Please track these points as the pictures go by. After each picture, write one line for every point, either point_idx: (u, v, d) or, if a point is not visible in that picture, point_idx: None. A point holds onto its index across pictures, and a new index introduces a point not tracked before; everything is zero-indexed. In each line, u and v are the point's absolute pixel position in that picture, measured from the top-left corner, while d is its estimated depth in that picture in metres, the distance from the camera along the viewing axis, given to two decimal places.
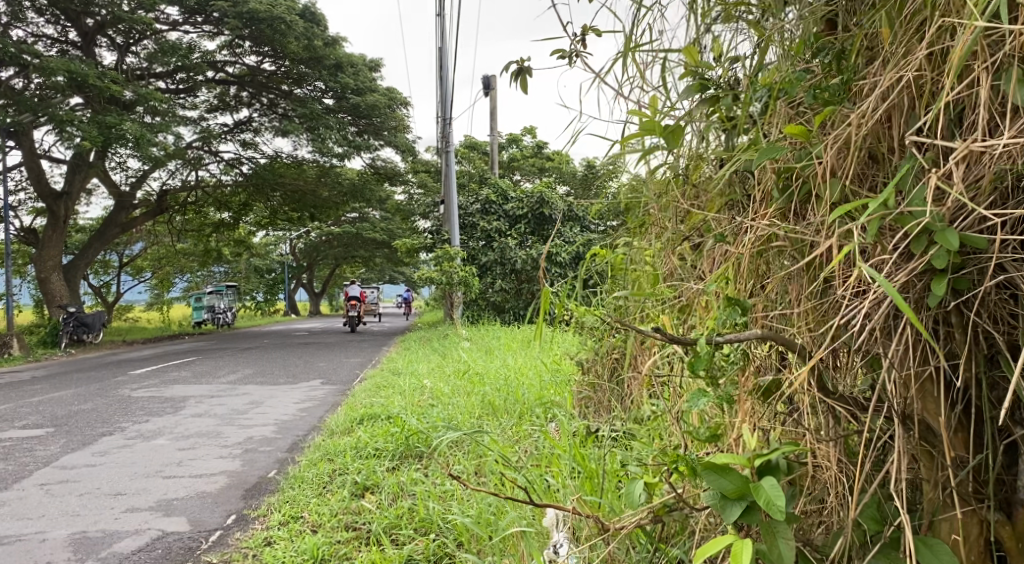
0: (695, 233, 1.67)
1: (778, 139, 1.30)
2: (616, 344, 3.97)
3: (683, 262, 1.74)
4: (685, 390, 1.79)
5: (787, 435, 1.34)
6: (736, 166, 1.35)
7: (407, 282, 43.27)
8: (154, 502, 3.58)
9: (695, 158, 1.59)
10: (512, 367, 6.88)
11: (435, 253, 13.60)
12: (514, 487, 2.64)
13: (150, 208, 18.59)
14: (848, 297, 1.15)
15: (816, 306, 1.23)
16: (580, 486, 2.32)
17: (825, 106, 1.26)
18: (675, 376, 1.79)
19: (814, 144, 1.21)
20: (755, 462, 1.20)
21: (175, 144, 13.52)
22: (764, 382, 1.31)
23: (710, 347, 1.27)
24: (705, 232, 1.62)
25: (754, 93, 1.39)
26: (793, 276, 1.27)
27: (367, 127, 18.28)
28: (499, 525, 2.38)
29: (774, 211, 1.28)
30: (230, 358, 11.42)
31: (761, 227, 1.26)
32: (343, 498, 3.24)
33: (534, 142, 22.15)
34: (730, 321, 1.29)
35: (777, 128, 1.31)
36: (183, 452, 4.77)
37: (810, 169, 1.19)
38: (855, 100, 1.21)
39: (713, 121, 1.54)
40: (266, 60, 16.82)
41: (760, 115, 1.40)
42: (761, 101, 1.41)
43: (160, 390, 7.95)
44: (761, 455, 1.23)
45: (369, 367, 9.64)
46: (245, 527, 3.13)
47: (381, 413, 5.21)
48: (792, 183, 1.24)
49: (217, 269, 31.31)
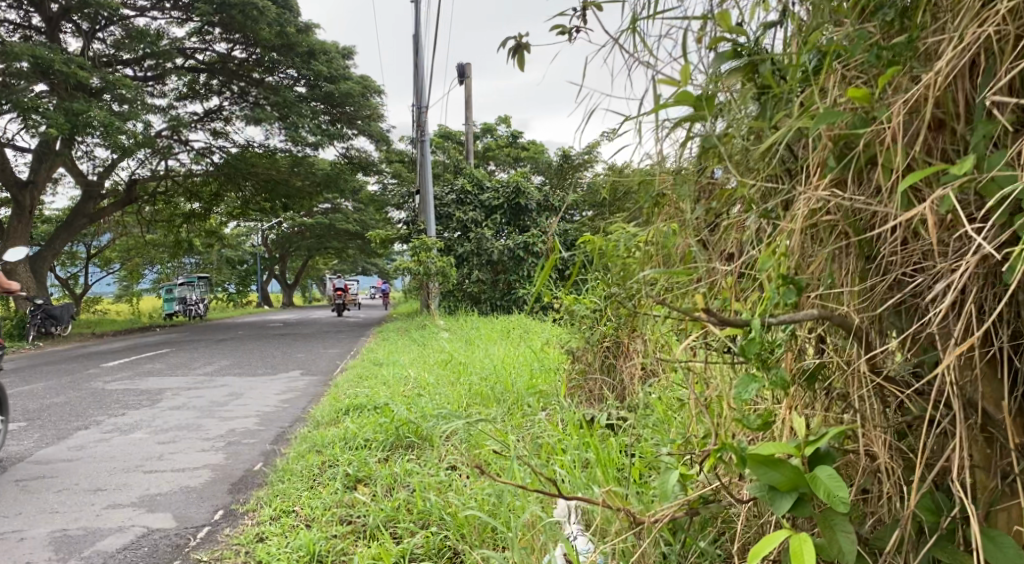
0: (727, 207, 1.62)
1: (835, 104, 1.22)
2: (607, 332, 3.98)
3: (709, 241, 1.66)
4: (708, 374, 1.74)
5: (832, 424, 1.27)
6: (786, 132, 1.26)
7: (381, 273, 43.00)
8: (137, 497, 3.45)
9: (726, 128, 1.49)
10: (496, 357, 6.81)
11: (411, 243, 13.45)
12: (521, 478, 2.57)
13: (119, 198, 18.16)
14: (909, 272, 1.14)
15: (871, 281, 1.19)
16: (593, 475, 2.27)
17: (889, 67, 1.18)
18: (698, 364, 1.73)
19: (875, 109, 1.16)
20: (806, 450, 1.14)
21: (145, 132, 13.20)
22: (810, 367, 1.25)
23: (760, 333, 1.19)
24: (738, 210, 1.56)
25: (808, 53, 1.29)
26: (846, 250, 1.21)
27: (341, 115, 18.02)
28: (510, 517, 2.31)
29: (828, 180, 1.21)
30: (204, 350, 11.20)
31: (817, 195, 1.19)
32: (336, 490, 3.16)
33: (510, 131, 22.02)
34: (782, 304, 1.20)
35: (835, 90, 1.23)
36: (163, 446, 4.62)
37: (872, 134, 1.14)
38: (921, 61, 1.16)
39: (750, 88, 1.46)
40: (237, 47, 16.51)
41: (812, 73, 1.29)
42: (815, 59, 1.29)
43: (134, 382, 7.75)
44: (813, 442, 1.17)
45: (348, 358, 9.49)
46: (234, 523, 3.02)
47: (367, 403, 5.10)
48: (850, 151, 1.18)
49: (187, 261, 30.79)
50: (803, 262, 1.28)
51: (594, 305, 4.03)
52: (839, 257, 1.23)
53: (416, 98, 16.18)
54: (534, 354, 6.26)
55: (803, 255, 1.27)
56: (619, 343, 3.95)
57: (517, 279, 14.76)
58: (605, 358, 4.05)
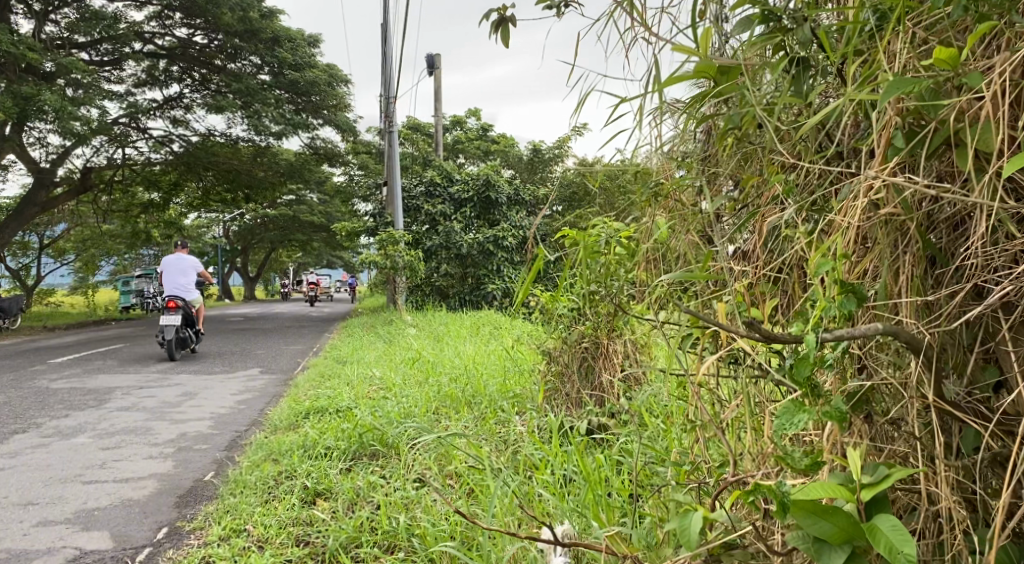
0: (753, 194, 1.52)
1: (904, 69, 1.18)
2: (586, 334, 3.87)
3: (735, 239, 1.58)
4: (731, 399, 1.63)
5: (888, 454, 1.20)
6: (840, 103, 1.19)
7: (346, 266, 42.33)
8: (71, 513, 3.15)
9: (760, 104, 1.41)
10: (466, 356, 6.58)
11: (378, 236, 13.11)
12: (506, 517, 2.42)
13: (72, 187, 17.47)
14: (996, 276, 1.10)
15: (932, 282, 1.17)
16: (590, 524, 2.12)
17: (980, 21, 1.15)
18: (719, 387, 1.62)
19: (953, 81, 1.13)
20: (863, 494, 1.06)
21: (101, 119, 12.65)
22: (858, 390, 1.19)
23: (812, 350, 1.12)
24: (768, 202, 1.46)
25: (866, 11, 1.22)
26: (905, 246, 1.19)
27: (305, 105, 17.53)
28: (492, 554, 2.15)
29: (894, 163, 1.17)
30: (160, 345, 10.74)
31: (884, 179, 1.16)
32: (293, 506, 2.91)
33: (478, 124, 21.74)
34: (840, 309, 1.13)
35: (902, 59, 1.18)
36: (107, 452, 4.30)
37: (952, 112, 1.11)
38: (1000, 37, 1.14)
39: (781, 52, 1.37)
40: (198, 33, 16.00)
41: (873, 42, 1.24)
42: (873, 17, 1.23)
43: (83, 380, 7.34)
44: (869, 481, 1.09)
45: (310, 354, 9.17)
46: (178, 543, 2.75)
47: (330, 405, 4.86)
48: (925, 130, 1.14)
49: (145, 252, 29.90)
50: (854, 256, 1.25)
51: (572, 305, 3.91)
52: (893, 253, 1.20)
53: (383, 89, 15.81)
54: (505, 353, 6.07)
55: (862, 246, 1.24)
56: (598, 344, 3.85)
57: (486, 274, 14.55)
58: (583, 361, 3.94)
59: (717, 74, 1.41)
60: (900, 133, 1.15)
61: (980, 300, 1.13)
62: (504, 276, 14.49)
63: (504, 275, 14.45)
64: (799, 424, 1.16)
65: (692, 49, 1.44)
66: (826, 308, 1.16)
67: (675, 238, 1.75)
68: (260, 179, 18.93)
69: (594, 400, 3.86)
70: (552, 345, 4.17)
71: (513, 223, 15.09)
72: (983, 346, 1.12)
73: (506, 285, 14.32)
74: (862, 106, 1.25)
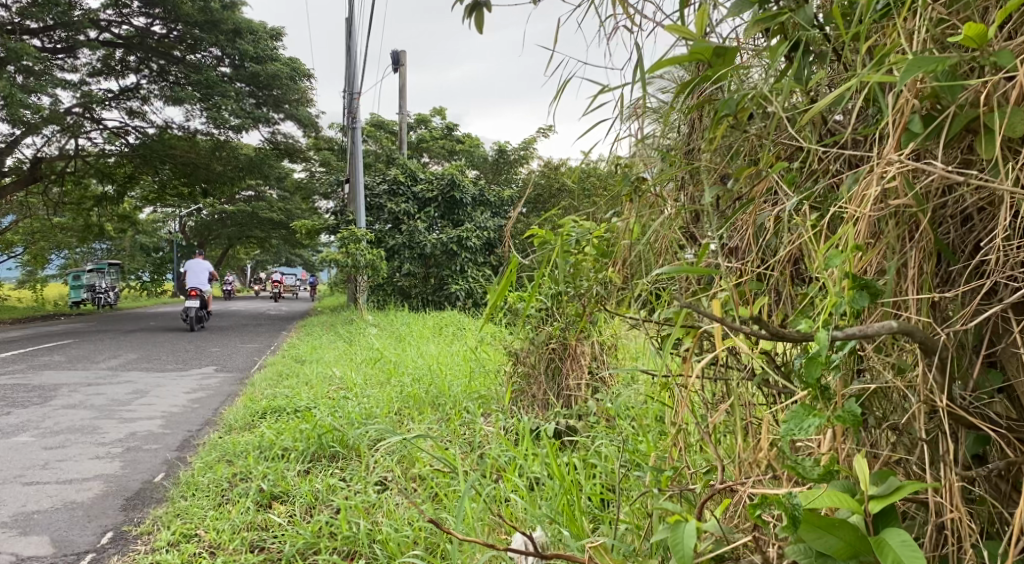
0: (748, 185, 1.48)
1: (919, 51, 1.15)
2: (553, 335, 3.83)
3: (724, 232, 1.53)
4: (715, 400, 1.58)
5: (892, 460, 1.18)
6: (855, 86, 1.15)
7: (306, 264, 41.75)
8: (9, 517, 2.97)
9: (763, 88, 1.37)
10: (430, 356, 6.49)
11: (339, 234, 12.90)
12: (477, 525, 2.34)
13: (20, 177, 16.82)
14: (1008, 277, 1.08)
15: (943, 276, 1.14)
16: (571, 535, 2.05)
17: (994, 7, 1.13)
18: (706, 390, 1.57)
19: (970, 71, 1.10)
20: (872, 506, 1.04)
21: (52, 107, 12.19)
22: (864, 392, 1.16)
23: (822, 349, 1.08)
24: (764, 195, 1.42)
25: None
26: (916, 240, 1.16)
27: (266, 99, 17.17)
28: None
29: (906, 152, 1.15)
30: (111, 342, 10.38)
31: (899, 167, 1.13)
32: (247, 510, 2.79)
33: (443, 123, 21.61)
34: (851, 306, 1.10)
35: (919, 42, 1.14)
36: (51, 452, 4.09)
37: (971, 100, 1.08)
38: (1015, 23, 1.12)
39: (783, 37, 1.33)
40: (156, 23, 15.56)
41: (885, 24, 1.21)
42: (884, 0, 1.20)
43: (27, 377, 7.02)
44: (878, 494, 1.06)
45: (267, 353, 8.95)
46: (124, 550, 2.60)
47: (288, 406, 4.72)
48: (942, 116, 1.11)
49: (97, 246, 29.02)
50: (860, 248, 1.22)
51: (540, 306, 3.87)
52: (902, 245, 1.17)
53: (347, 85, 15.58)
54: (469, 355, 6.00)
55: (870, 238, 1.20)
56: (566, 346, 3.81)
57: (450, 275, 14.44)
58: (551, 363, 3.90)
59: (710, 57, 1.37)
60: (917, 118, 1.11)
61: (991, 297, 1.11)
62: (467, 277, 14.40)
63: (467, 275, 14.36)
64: (809, 428, 1.10)
65: (687, 31, 1.38)
66: (837, 303, 1.12)
67: (662, 231, 1.70)
68: (219, 173, 18.49)
69: (561, 402, 3.82)
70: (518, 346, 4.12)
71: (477, 223, 15.02)
72: (991, 346, 1.11)
73: (469, 286, 14.23)
74: (872, 90, 1.22)
